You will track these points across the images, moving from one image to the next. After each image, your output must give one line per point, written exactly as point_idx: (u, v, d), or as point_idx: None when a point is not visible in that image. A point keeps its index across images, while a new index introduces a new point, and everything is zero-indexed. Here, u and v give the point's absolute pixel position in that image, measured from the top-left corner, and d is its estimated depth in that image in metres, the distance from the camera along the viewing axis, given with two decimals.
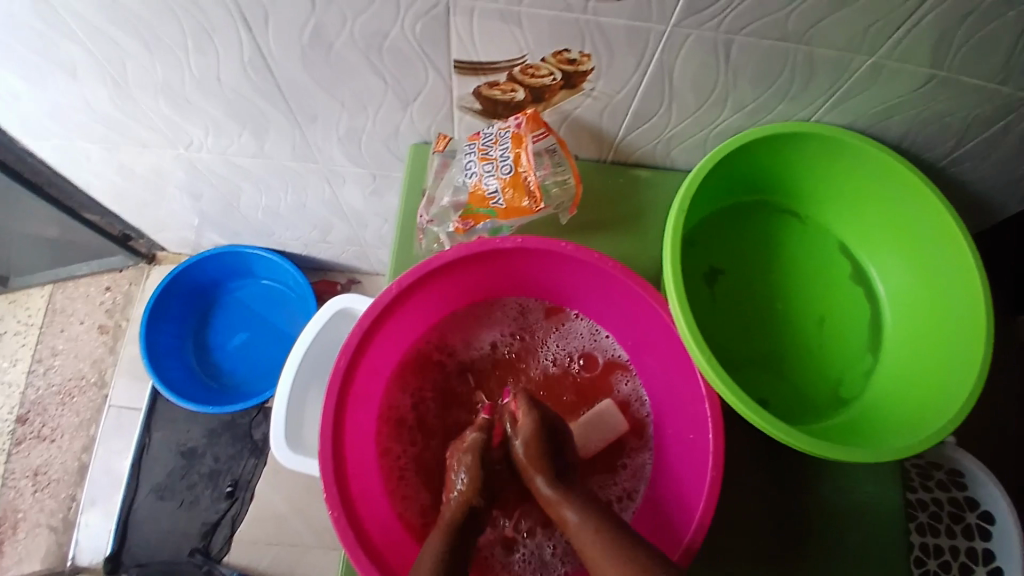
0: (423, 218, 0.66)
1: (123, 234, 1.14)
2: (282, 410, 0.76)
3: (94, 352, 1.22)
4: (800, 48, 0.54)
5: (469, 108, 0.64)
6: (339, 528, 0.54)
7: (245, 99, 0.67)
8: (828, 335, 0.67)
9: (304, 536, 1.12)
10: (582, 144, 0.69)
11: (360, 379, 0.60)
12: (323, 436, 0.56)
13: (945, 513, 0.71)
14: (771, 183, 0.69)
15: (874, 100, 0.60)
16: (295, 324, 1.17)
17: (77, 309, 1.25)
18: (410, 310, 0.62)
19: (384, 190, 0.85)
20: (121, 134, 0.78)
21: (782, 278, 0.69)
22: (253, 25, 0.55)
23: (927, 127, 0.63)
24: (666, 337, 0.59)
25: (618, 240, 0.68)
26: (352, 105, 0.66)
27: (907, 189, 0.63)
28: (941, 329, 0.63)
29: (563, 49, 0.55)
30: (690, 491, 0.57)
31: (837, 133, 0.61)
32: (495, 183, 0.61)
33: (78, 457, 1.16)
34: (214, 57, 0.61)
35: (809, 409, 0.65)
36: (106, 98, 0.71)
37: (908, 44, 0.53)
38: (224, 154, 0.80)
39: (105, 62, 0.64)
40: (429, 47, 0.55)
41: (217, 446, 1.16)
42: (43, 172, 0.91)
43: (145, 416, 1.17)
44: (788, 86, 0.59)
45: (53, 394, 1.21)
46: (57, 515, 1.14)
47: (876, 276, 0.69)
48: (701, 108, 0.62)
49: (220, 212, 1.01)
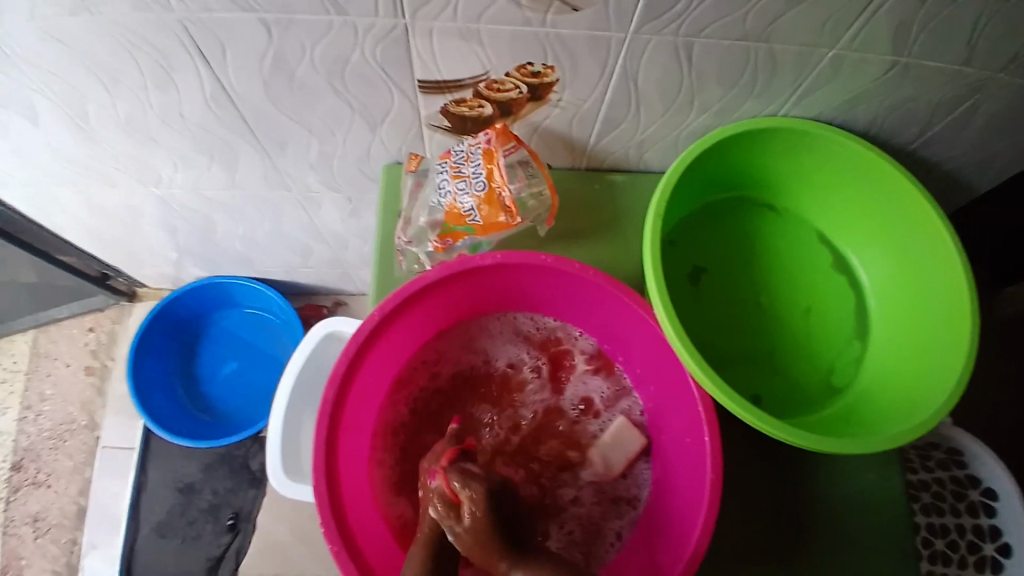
0: (400, 239, 0.66)
1: (101, 274, 1.13)
2: (278, 439, 0.75)
3: (83, 394, 1.21)
4: (761, 46, 0.54)
5: (437, 126, 0.63)
6: (340, 564, 0.53)
7: (211, 132, 0.67)
8: (815, 327, 0.67)
9: (308, 564, 1.11)
10: (555, 153, 0.69)
11: (350, 409, 0.59)
12: (316, 470, 0.55)
13: (947, 492, 0.71)
14: (747, 179, 0.69)
15: (839, 91, 0.60)
16: (283, 349, 1.16)
17: (62, 352, 1.24)
18: (396, 334, 0.62)
19: (362, 211, 0.85)
20: (89, 176, 0.77)
21: (765, 272, 0.69)
22: (212, 59, 0.55)
23: (894, 113, 0.64)
24: (653, 342, 0.59)
25: (599, 246, 0.68)
26: (320, 130, 0.65)
27: (883, 176, 0.63)
28: (926, 314, 0.63)
29: (526, 62, 0.54)
30: (689, 495, 0.57)
31: (807, 126, 0.61)
32: (470, 201, 0.60)
33: (76, 500, 1.15)
34: (176, 93, 0.60)
35: (801, 401, 0.65)
36: (71, 141, 0.70)
37: (868, 33, 0.53)
38: (196, 187, 0.80)
39: (67, 106, 0.63)
40: (392, 69, 0.55)
41: (214, 480, 1.15)
42: (16, 219, 0.90)
43: (139, 455, 1.16)
44: (753, 83, 0.59)
45: (45, 440, 1.19)
46: (59, 561, 1.12)
47: (858, 264, 0.69)
48: (668, 111, 0.62)
49: (198, 245, 1.00)
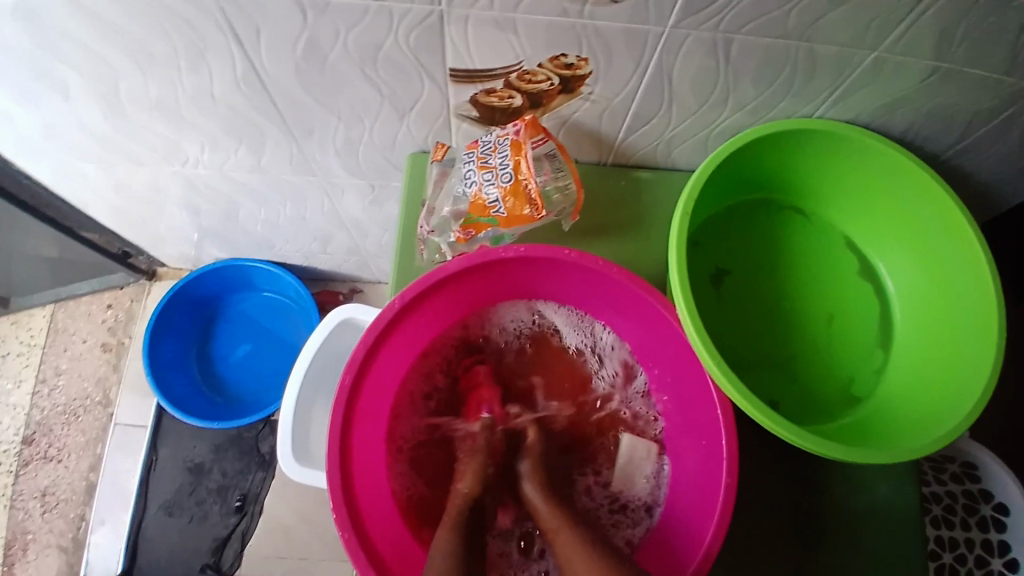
0: (423, 228, 0.66)
1: (121, 252, 1.14)
2: (289, 421, 0.75)
3: (98, 370, 1.22)
4: (801, 45, 0.53)
5: (466, 116, 0.63)
6: (350, 550, 0.53)
7: (241, 115, 0.67)
8: (838, 334, 0.66)
9: (313, 549, 1.12)
10: (582, 147, 0.68)
11: (366, 395, 0.59)
12: (330, 456, 0.55)
13: (959, 506, 0.70)
14: (775, 181, 0.68)
15: (876, 94, 0.60)
16: (298, 334, 1.17)
17: (79, 328, 1.25)
18: (415, 323, 0.62)
19: (384, 200, 0.85)
20: (116, 152, 0.78)
21: (789, 277, 0.68)
22: (245, 40, 0.55)
23: (930, 120, 0.63)
24: (675, 341, 0.59)
25: (623, 244, 0.67)
26: (348, 117, 0.65)
27: (915, 183, 0.62)
28: (952, 326, 0.62)
29: (560, 54, 0.54)
30: (705, 499, 0.56)
31: (841, 129, 0.60)
32: (496, 192, 0.60)
33: (86, 476, 1.16)
34: (208, 73, 0.60)
35: (821, 408, 0.64)
36: (101, 118, 0.70)
37: (911, 37, 0.52)
38: (221, 169, 0.80)
39: (99, 82, 0.63)
40: (424, 56, 0.55)
41: (224, 461, 1.15)
42: (41, 193, 0.90)
43: (150, 434, 1.16)
44: (789, 83, 0.58)
45: (58, 414, 1.20)
46: (66, 535, 1.13)
47: (884, 272, 0.68)
48: (701, 108, 0.61)
49: (219, 227, 1.00)
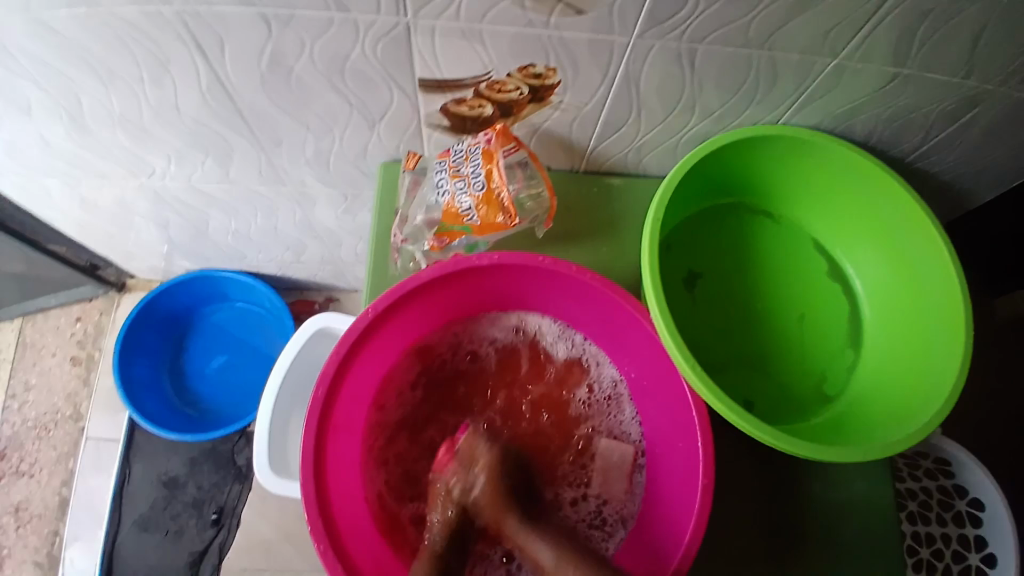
0: (397, 237, 0.66)
1: (89, 265, 1.12)
2: (266, 431, 0.74)
3: (69, 385, 1.19)
4: (763, 54, 0.54)
5: (437, 125, 0.63)
6: (327, 563, 0.53)
7: (207, 126, 0.66)
8: (810, 335, 0.67)
9: (293, 561, 1.10)
10: (554, 155, 0.69)
11: (341, 407, 0.59)
12: (305, 469, 0.55)
13: (935, 502, 0.72)
14: (745, 185, 0.69)
15: (838, 100, 0.61)
16: (273, 344, 1.15)
17: (48, 342, 1.22)
18: (389, 332, 0.62)
19: (357, 208, 0.84)
20: (80, 168, 0.76)
21: (760, 279, 0.69)
22: (210, 54, 0.54)
23: (892, 124, 0.64)
24: (649, 346, 0.59)
25: (596, 248, 0.68)
26: (318, 127, 0.65)
27: (880, 185, 0.63)
28: (919, 324, 0.63)
29: (528, 64, 0.54)
30: (681, 501, 0.57)
31: (806, 133, 0.61)
32: (469, 201, 0.60)
33: (58, 491, 1.14)
34: (172, 88, 0.59)
35: (794, 408, 0.65)
36: (64, 134, 0.69)
37: (869, 44, 0.53)
38: (189, 181, 0.79)
39: (60, 99, 0.62)
40: (392, 67, 0.55)
41: (199, 474, 1.14)
42: (5, 207, 0.88)
43: (123, 447, 1.14)
44: (754, 90, 0.59)
45: (29, 430, 1.18)
46: (41, 551, 1.11)
47: (852, 272, 0.70)
48: (669, 116, 0.62)
49: (190, 239, 0.99)
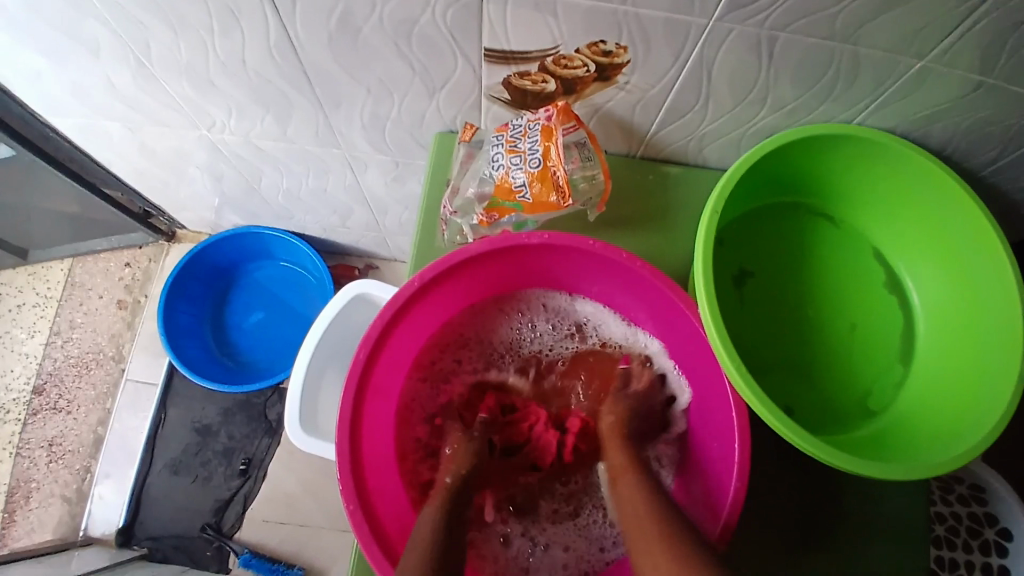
0: (446, 209, 0.64)
1: (142, 212, 1.14)
2: (298, 397, 0.75)
3: (112, 327, 1.23)
4: (846, 48, 0.52)
5: (498, 98, 0.62)
6: (355, 524, 0.53)
7: (269, 82, 0.66)
8: (859, 344, 0.65)
9: (315, 518, 1.13)
10: (611, 138, 0.67)
11: (379, 372, 0.59)
12: (341, 430, 0.55)
13: (963, 528, 0.69)
14: (806, 185, 0.67)
15: (918, 105, 0.58)
16: (312, 305, 1.17)
17: (96, 284, 1.25)
18: (433, 303, 0.61)
19: (407, 177, 0.84)
20: (142, 113, 0.77)
21: (812, 283, 0.67)
22: (280, 8, 0.54)
23: (971, 135, 0.61)
24: (694, 341, 0.58)
25: (645, 238, 0.66)
26: (377, 91, 0.64)
27: (950, 197, 0.60)
28: (975, 346, 0.61)
29: (599, 40, 0.53)
30: (714, 494, 0.56)
31: (879, 136, 0.59)
32: (523, 177, 0.59)
33: (94, 429, 1.17)
34: (239, 40, 0.59)
35: (836, 418, 0.63)
36: (130, 78, 0.70)
37: (960, 48, 0.51)
38: (245, 136, 0.79)
39: (131, 42, 0.63)
40: (459, 35, 0.54)
41: (231, 425, 1.16)
42: (67, 148, 0.90)
43: (161, 392, 1.18)
44: (831, 87, 0.57)
45: (70, 367, 1.21)
46: (71, 486, 1.15)
47: (910, 286, 0.67)
48: (737, 107, 0.60)
49: (241, 195, 1.00)
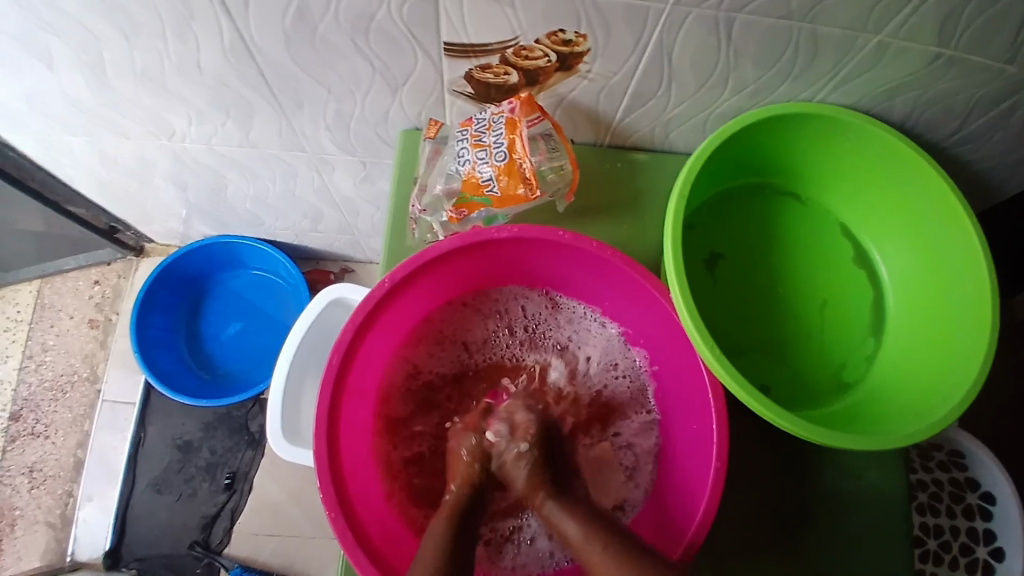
0: (415, 207, 0.64)
1: (109, 227, 1.12)
2: (278, 404, 0.73)
3: (86, 346, 1.20)
4: (804, 26, 0.52)
5: (461, 92, 0.61)
6: (337, 529, 0.52)
7: (228, 86, 0.65)
8: (831, 320, 0.66)
9: (304, 528, 1.11)
10: (578, 128, 0.67)
11: (354, 375, 0.58)
12: (317, 436, 0.54)
13: (945, 494, 0.71)
14: (772, 165, 0.67)
15: (877, 80, 0.58)
16: (288, 313, 1.15)
17: (67, 304, 1.23)
18: (405, 302, 0.61)
19: (375, 177, 0.83)
20: (101, 125, 0.76)
21: (782, 262, 0.67)
22: (234, 10, 0.53)
23: (932, 107, 0.62)
24: (668, 326, 0.58)
25: (617, 225, 0.66)
26: (339, 90, 0.64)
27: (913, 170, 0.61)
28: (944, 314, 0.61)
29: (558, 29, 0.52)
30: (694, 478, 0.56)
31: (839, 113, 0.59)
32: (490, 171, 0.58)
33: (74, 452, 1.15)
34: (194, 44, 0.58)
35: (813, 394, 0.64)
36: (85, 88, 0.68)
37: (915, 21, 0.51)
38: (209, 143, 0.78)
39: (83, 52, 0.61)
40: (418, 29, 0.53)
41: (213, 439, 1.15)
42: (26, 165, 0.88)
43: (139, 410, 1.16)
44: (791, 65, 0.57)
45: (45, 390, 1.19)
46: (54, 512, 1.13)
47: (879, 259, 0.68)
48: (700, 90, 0.60)
49: (209, 204, 0.99)
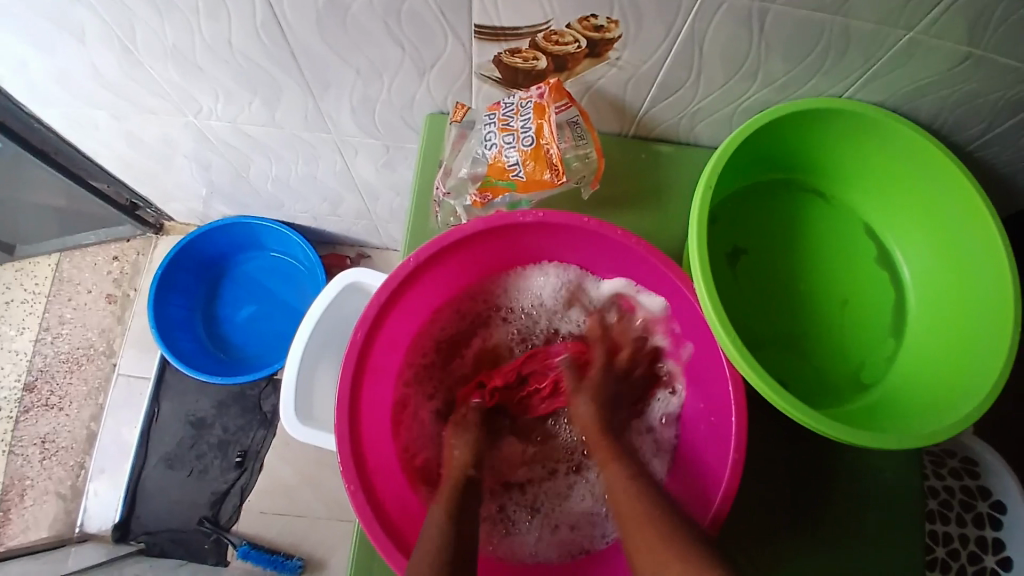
0: (439, 190, 0.64)
1: (130, 204, 1.13)
2: (293, 382, 0.71)
3: (102, 321, 1.21)
4: (837, 20, 0.51)
5: (488, 76, 0.62)
6: (356, 503, 0.52)
7: (256, 65, 0.65)
8: (851, 319, 0.65)
9: (312, 509, 1.12)
10: (604, 117, 0.67)
11: (377, 353, 0.59)
12: (339, 410, 0.55)
13: (956, 501, 0.69)
14: (799, 161, 0.67)
15: (908, 78, 0.58)
16: (304, 298, 1.16)
17: (84, 279, 1.24)
18: (429, 283, 0.61)
19: (397, 162, 0.84)
20: (127, 101, 0.76)
21: (804, 258, 0.67)
22: None
23: (961, 107, 0.61)
24: (690, 317, 0.58)
25: (640, 217, 0.66)
26: (367, 72, 0.64)
27: (941, 171, 0.60)
28: (966, 316, 0.61)
29: (590, 15, 0.52)
30: (711, 471, 0.56)
31: (871, 110, 0.59)
32: (516, 156, 0.58)
33: (87, 425, 1.16)
34: (226, 21, 0.58)
35: (831, 391, 0.63)
36: (115, 63, 0.69)
37: (949, 20, 0.51)
38: (233, 122, 0.79)
39: (114, 27, 0.62)
40: (450, 11, 0.53)
41: (226, 417, 1.16)
42: (51, 139, 0.89)
43: (153, 386, 1.17)
44: (821, 60, 0.57)
45: (61, 363, 1.20)
46: (65, 483, 1.14)
47: (901, 260, 0.67)
48: (729, 82, 0.60)
49: (230, 184, 0.99)
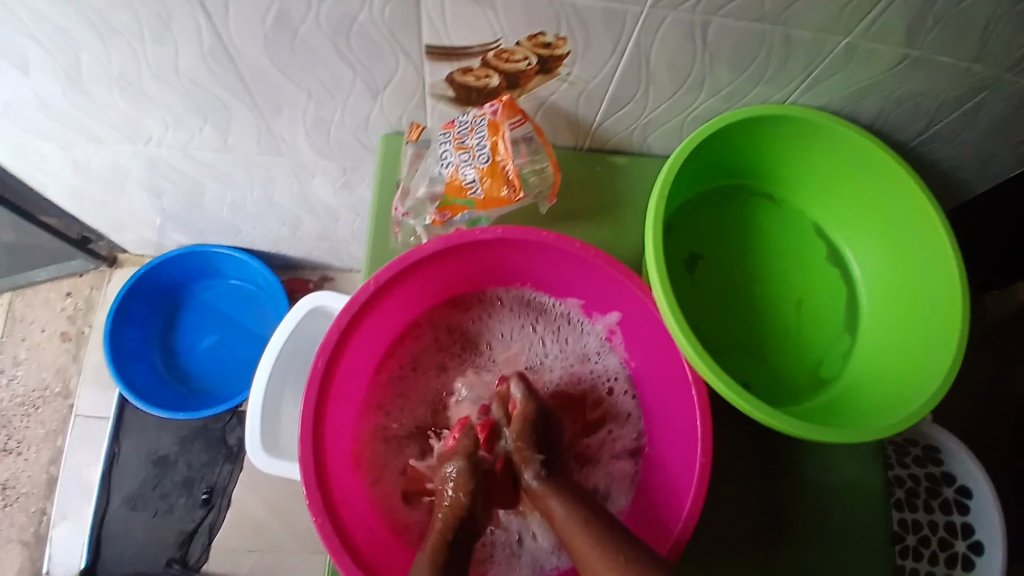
0: (398, 210, 0.65)
1: (81, 237, 1.10)
2: (257, 413, 0.70)
3: (58, 360, 1.18)
4: (777, 29, 0.53)
5: (441, 95, 0.62)
6: (323, 535, 0.52)
7: (206, 90, 0.65)
8: (808, 317, 0.67)
9: (285, 541, 1.10)
10: (558, 132, 0.68)
11: (339, 378, 0.58)
12: (302, 439, 0.54)
13: (923, 489, 0.72)
14: (750, 166, 0.68)
15: (849, 80, 0.60)
16: (266, 325, 1.14)
17: (37, 317, 1.20)
18: (390, 304, 0.61)
19: (355, 183, 0.83)
20: (74, 131, 0.75)
21: (760, 260, 0.68)
22: (213, 12, 0.53)
23: (900, 107, 0.63)
24: (650, 325, 0.59)
25: (598, 227, 0.67)
26: (319, 94, 0.64)
27: (884, 170, 0.63)
28: (914, 309, 0.63)
29: (539, 32, 0.53)
30: (679, 479, 0.57)
31: (814, 116, 0.61)
32: (473, 173, 0.59)
33: (46, 469, 1.12)
34: (173, 46, 0.58)
35: (792, 389, 0.65)
36: (59, 94, 0.67)
37: (883, 25, 0.53)
38: (185, 148, 0.77)
39: (57, 56, 0.60)
40: (399, 31, 0.53)
41: (190, 453, 1.12)
42: None
43: (113, 426, 1.13)
44: (765, 68, 0.58)
45: (16, 406, 1.16)
46: (28, 530, 1.10)
47: (852, 258, 0.69)
48: (678, 92, 0.61)
49: (184, 211, 0.98)
